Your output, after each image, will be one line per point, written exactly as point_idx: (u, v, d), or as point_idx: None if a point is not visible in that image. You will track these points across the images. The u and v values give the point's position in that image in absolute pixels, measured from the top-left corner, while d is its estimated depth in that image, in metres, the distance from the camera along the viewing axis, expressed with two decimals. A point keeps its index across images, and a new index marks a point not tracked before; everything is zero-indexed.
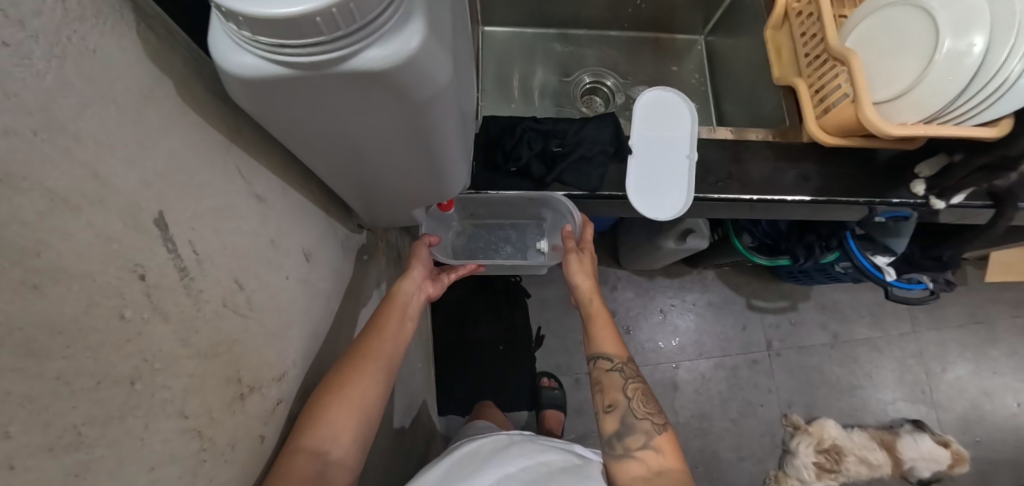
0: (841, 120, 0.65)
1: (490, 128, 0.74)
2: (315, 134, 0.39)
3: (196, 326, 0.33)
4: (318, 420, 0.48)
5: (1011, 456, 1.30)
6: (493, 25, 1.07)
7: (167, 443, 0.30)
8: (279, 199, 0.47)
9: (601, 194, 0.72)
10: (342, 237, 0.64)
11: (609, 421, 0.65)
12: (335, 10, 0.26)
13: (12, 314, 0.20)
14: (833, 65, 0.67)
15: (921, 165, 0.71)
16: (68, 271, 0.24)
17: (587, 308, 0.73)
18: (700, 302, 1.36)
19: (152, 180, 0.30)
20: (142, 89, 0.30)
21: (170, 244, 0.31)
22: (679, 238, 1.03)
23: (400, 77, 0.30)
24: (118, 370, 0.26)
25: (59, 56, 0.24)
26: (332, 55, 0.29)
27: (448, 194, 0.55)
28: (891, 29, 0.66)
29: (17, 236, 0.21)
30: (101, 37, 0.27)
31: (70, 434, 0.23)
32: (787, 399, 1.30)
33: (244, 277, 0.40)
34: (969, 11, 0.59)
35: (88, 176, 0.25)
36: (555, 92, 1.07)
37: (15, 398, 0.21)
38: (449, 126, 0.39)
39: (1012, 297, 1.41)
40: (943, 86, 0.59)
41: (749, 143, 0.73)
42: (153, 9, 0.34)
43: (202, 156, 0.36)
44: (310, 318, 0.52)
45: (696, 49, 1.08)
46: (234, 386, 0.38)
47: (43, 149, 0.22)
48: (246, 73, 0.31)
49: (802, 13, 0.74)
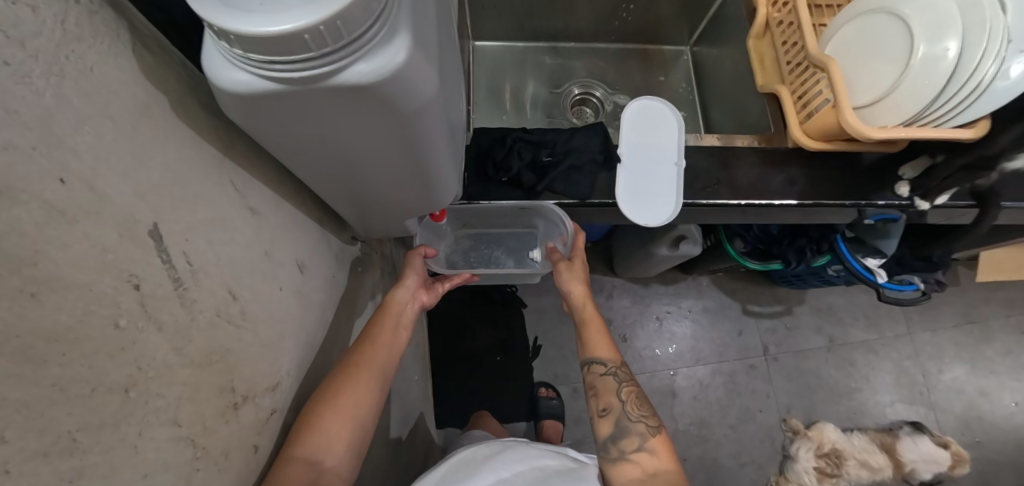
0: (824, 125, 0.67)
1: (480, 140, 0.76)
2: (305, 146, 0.40)
3: (191, 335, 0.34)
4: (312, 428, 0.49)
5: (1013, 456, 1.30)
6: (483, 40, 1.09)
7: (161, 450, 0.30)
8: (273, 211, 0.48)
9: (591, 202, 0.73)
10: (337, 249, 0.65)
11: (604, 424, 0.65)
12: (323, 27, 0.27)
13: (10, 323, 0.21)
14: (814, 72, 0.69)
15: (906, 166, 0.73)
16: (63, 281, 0.24)
17: (581, 314, 0.73)
18: (696, 308, 1.37)
19: (148, 193, 0.31)
20: (140, 105, 0.32)
21: (165, 255, 0.32)
22: (673, 244, 1.04)
23: (387, 90, 0.32)
24: (112, 378, 0.27)
25: (58, 75, 0.25)
26: (317, 71, 0.30)
27: (437, 205, 0.56)
28: (868, 37, 0.68)
29: (16, 246, 0.22)
30: (99, 56, 0.29)
31: (65, 440, 0.24)
32: (785, 403, 1.30)
33: (239, 288, 0.41)
34: (941, 17, 0.61)
35: (87, 190, 0.26)
36: (546, 103, 1.09)
37: (11, 404, 0.21)
38: (438, 136, 0.41)
39: (1005, 296, 1.42)
40: (921, 90, 0.61)
41: (736, 149, 0.75)
42: (148, 29, 0.35)
43: (196, 169, 0.37)
44: (304, 329, 0.53)
45: (683, 59, 1.11)
46: (228, 396, 0.38)
47: (42, 163, 0.23)
48: (238, 88, 0.32)
49: (783, 22, 0.76)
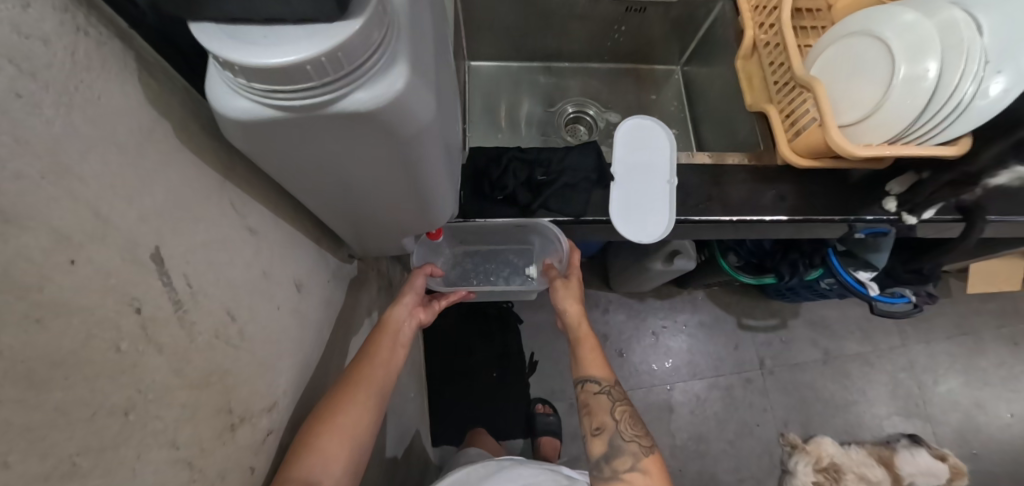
0: (812, 143, 0.69)
1: (476, 159, 0.77)
2: (304, 169, 0.41)
3: (190, 357, 0.34)
4: (308, 448, 0.48)
5: (1010, 468, 1.30)
6: (479, 60, 1.11)
7: (159, 473, 0.31)
8: (272, 231, 0.49)
9: (586, 219, 0.75)
10: (334, 268, 0.66)
11: (597, 443, 0.65)
12: (325, 58, 0.28)
13: (15, 348, 0.22)
14: (800, 92, 0.71)
15: (893, 182, 0.74)
16: (68, 305, 0.25)
17: (576, 332, 0.74)
18: (691, 322, 1.38)
19: (150, 217, 0.32)
20: (144, 131, 0.32)
21: (166, 278, 0.33)
22: (667, 259, 1.05)
23: (386, 116, 0.33)
24: (113, 401, 0.27)
25: (67, 105, 0.26)
26: (318, 100, 0.31)
27: (433, 225, 0.57)
28: (852, 58, 0.70)
29: (23, 273, 0.22)
30: (106, 84, 0.30)
31: (66, 465, 0.24)
32: (783, 417, 1.30)
33: (237, 309, 0.41)
34: (920, 40, 0.63)
35: (91, 215, 0.27)
36: (541, 122, 1.11)
37: (15, 429, 0.21)
38: (434, 158, 0.42)
39: (995, 307, 1.44)
40: (904, 109, 0.63)
41: (727, 167, 0.76)
42: (154, 57, 0.36)
43: (196, 191, 0.37)
44: (302, 348, 0.53)
45: (674, 78, 1.13)
46: (225, 417, 0.38)
47: (50, 191, 0.24)
48: (240, 115, 0.33)
49: (769, 43, 0.78)
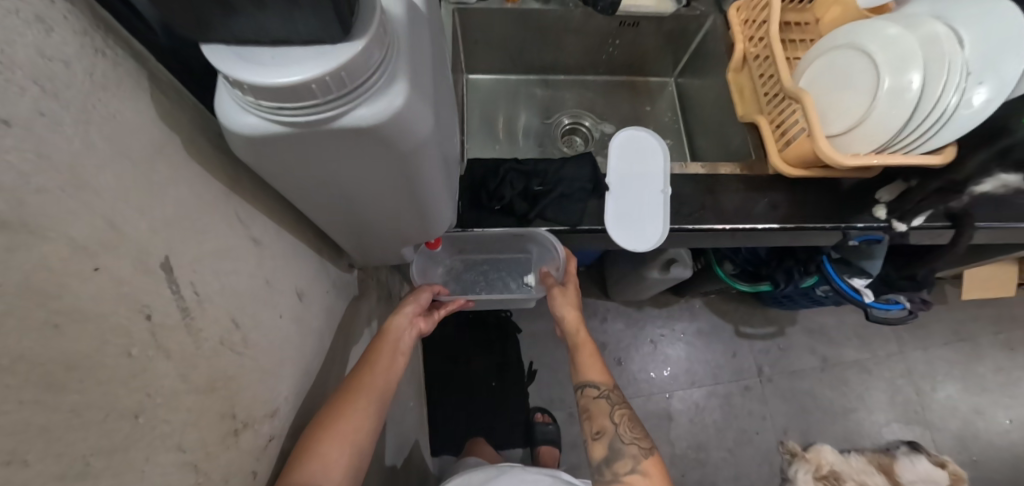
0: (801, 153, 0.71)
1: (474, 170, 0.78)
2: (307, 181, 0.42)
3: (196, 363, 0.36)
4: (309, 453, 0.49)
5: (1009, 474, 1.30)
6: (477, 72, 1.13)
7: (166, 475, 0.32)
8: (275, 241, 0.50)
9: (582, 228, 0.76)
10: (334, 277, 0.67)
11: (598, 447, 0.67)
12: (328, 77, 0.30)
13: (35, 351, 0.23)
14: (790, 103, 0.73)
15: (882, 190, 0.76)
16: (84, 312, 0.26)
17: (574, 339, 0.75)
18: (689, 330, 1.38)
19: (160, 227, 0.33)
20: (155, 146, 0.34)
21: (174, 286, 0.34)
22: (663, 267, 1.06)
23: (386, 131, 0.34)
24: (124, 403, 0.28)
25: (85, 122, 0.28)
26: (321, 116, 0.33)
27: (432, 236, 0.59)
28: (838, 70, 0.72)
29: (42, 279, 0.24)
30: (121, 102, 0.31)
31: (80, 464, 0.25)
32: (782, 425, 1.30)
33: (241, 316, 0.42)
34: (903, 53, 0.65)
35: (106, 226, 0.28)
36: (538, 133, 1.13)
37: (34, 429, 0.23)
38: (433, 170, 0.43)
39: (991, 313, 1.45)
40: (890, 120, 0.65)
41: (720, 176, 0.78)
42: (165, 75, 0.38)
43: (204, 203, 0.39)
44: (303, 356, 0.54)
45: (668, 89, 1.16)
46: (229, 422, 0.39)
47: (68, 202, 0.26)
48: (247, 131, 0.34)
49: (759, 56, 0.81)
